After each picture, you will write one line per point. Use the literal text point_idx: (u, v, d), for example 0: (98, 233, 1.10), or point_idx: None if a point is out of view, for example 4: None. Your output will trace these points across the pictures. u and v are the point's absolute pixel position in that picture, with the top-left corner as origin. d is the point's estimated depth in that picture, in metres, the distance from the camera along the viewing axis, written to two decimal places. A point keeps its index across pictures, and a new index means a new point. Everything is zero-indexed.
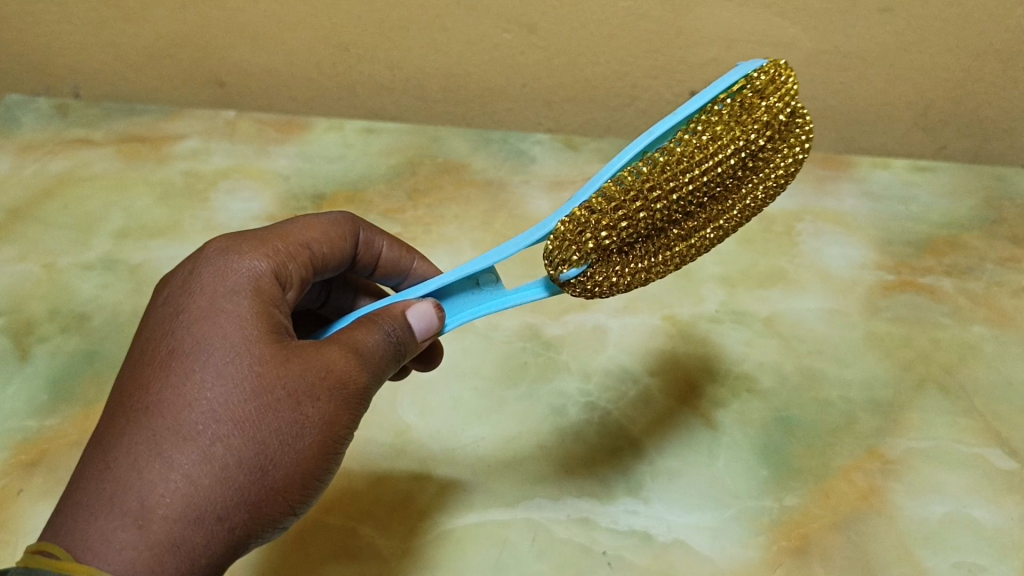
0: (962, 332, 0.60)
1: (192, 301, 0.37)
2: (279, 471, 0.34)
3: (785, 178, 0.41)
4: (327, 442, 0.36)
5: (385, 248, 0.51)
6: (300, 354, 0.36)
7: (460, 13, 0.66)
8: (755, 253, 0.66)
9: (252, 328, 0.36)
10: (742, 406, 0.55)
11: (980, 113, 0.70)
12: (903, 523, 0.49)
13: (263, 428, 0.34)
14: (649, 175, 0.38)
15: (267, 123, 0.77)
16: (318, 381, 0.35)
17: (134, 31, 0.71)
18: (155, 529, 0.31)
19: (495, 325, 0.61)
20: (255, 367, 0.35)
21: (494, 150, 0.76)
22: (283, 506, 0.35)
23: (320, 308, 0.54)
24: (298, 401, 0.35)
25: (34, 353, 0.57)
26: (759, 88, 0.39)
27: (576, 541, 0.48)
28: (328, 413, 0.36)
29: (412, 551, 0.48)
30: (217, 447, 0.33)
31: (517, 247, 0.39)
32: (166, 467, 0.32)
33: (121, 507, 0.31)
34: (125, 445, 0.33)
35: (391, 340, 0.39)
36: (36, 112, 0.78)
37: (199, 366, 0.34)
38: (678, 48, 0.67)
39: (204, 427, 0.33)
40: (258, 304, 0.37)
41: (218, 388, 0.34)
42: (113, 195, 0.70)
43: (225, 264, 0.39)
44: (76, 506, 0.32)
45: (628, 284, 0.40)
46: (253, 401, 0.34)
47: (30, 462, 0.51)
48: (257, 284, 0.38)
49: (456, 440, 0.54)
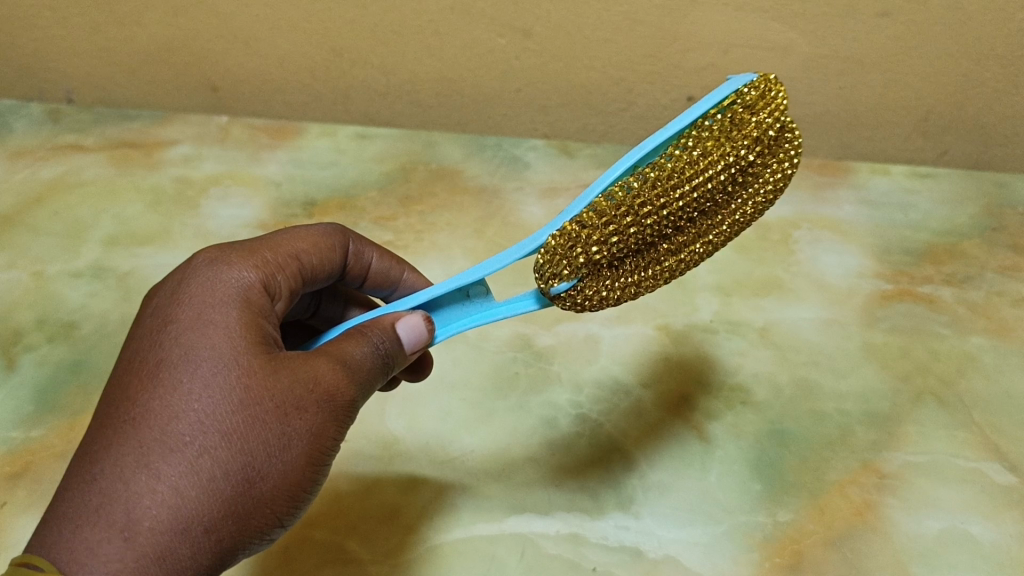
0: (960, 343, 0.59)
1: (180, 310, 0.36)
2: (266, 484, 0.33)
3: (774, 193, 0.40)
4: (315, 453, 0.35)
5: (374, 260, 0.50)
6: (288, 364, 0.35)
7: (454, 17, 0.65)
8: (751, 262, 0.65)
9: (240, 338, 0.35)
10: (736, 418, 0.54)
11: (981, 119, 0.69)
12: (898, 540, 0.48)
13: (250, 439, 0.33)
14: (640, 191, 0.37)
15: (260, 128, 0.77)
16: (306, 393, 0.35)
17: (127, 35, 0.70)
18: (141, 542, 0.30)
19: (486, 335, 0.60)
20: (243, 378, 0.34)
21: (488, 156, 0.75)
22: (270, 518, 0.34)
23: (310, 318, 0.53)
24: (286, 412, 0.34)
25: (21, 363, 0.57)
26: (749, 103, 0.38)
27: (565, 556, 0.48)
28: (317, 424, 0.35)
29: (398, 567, 0.47)
30: (203, 459, 0.32)
31: (510, 259, 0.39)
32: (152, 478, 0.31)
33: (107, 518, 0.31)
34: (111, 456, 0.32)
35: (380, 353, 0.39)
36: (28, 117, 0.77)
37: (187, 376, 0.34)
38: (674, 52, 0.66)
39: (190, 439, 0.32)
40: (246, 314, 0.36)
41: (205, 399, 0.33)
42: (103, 202, 0.70)
43: (214, 273, 0.38)
44: (61, 517, 0.31)
45: (618, 298, 0.39)
46: (241, 413, 0.33)
47: (14, 474, 0.51)
48: (246, 294, 0.38)
49: (445, 452, 0.53)
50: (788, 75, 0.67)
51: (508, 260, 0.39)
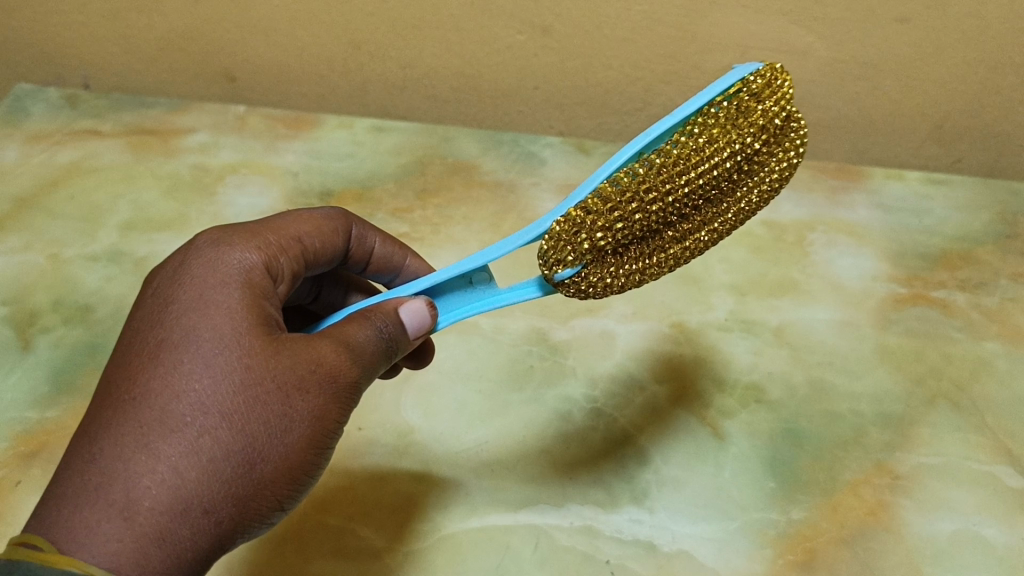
0: (974, 348, 0.59)
1: (182, 291, 0.36)
2: (267, 465, 0.33)
3: (779, 183, 0.40)
4: (317, 435, 0.35)
5: (377, 245, 0.50)
6: (289, 346, 0.35)
7: (474, 13, 0.65)
8: (766, 262, 0.65)
9: (242, 319, 0.35)
10: (750, 416, 0.54)
11: (996, 127, 0.70)
12: (911, 540, 0.49)
13: (252, 420, 0.33)
14: (645, 177, 0.37)
15: (277, 119, 0.77)
16: (308, 374, 0.35)
17: (146, 23, 0.70)
18: (140, 521, 0.30)
19: (501, 327, 0.60)
20: (245, 359, 0.34)
21: (504, 151, 0.75)
22: (271, 500, 0.34)
23: (311, 304, 0.53)
24: (288, 394, 0.34)
25: (36, 344, 0.57)
26: (755, 92, 0.38)
27: (579, 548, 0.48)
28: (318, 407, 0.35)
29: (411, 555, 0.47)
30: (204, 439, 0.32)
31: (513, 246, 0.38)
32: (152, 458, 0.31)
33: (106, 498, 0.31)
34: (111, 435, 0.32)
35: (383, 336, 0.38)
36: (46, 102, 0.77)
37: (188, 357, 0.34)
38: (693, 53, 0.66)
39: (191, 419, 0.32)
40: (248, 296, 0.36)
41: (205, 379, 0.33)
42: (120, 187, 0.70)
43: (216, 254, 0.38)
44: (59, 497, 0.31)
45: (623, 285, 0.40)
46: (242, 394, 0.33)
47: (29, 454, 0.51)
48: (248, 277, 0.38)
49: (460, 442, 0.53)
50: (805, 78, 0.68)
51: (511, 247, 0.39)
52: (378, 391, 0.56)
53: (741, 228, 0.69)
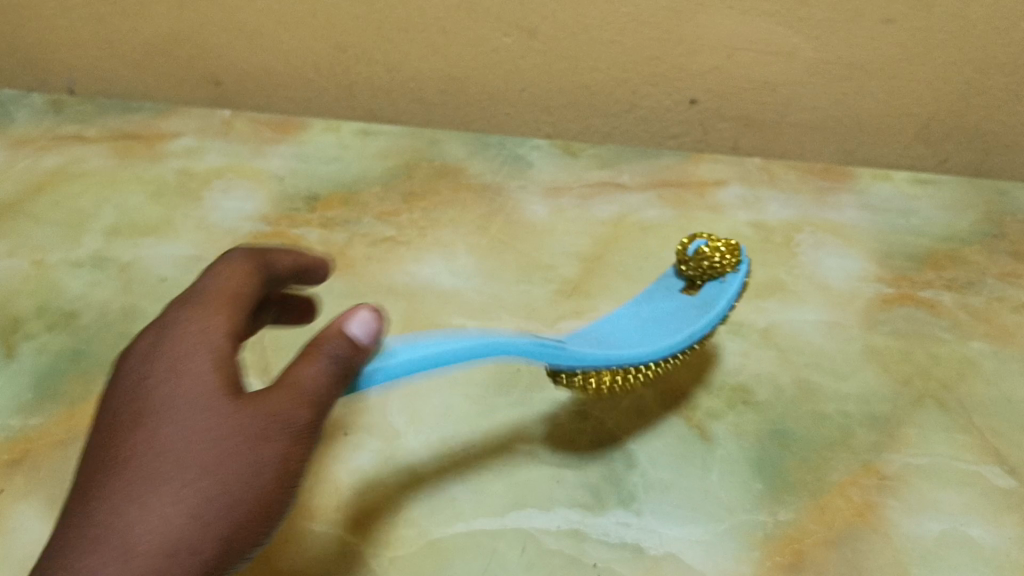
0: (961, 348, 0.59)
1: (155, 360, 0.36)
2: (248, 510, 0.33)
3: None
4: (291, 477, 0.35)
5: None
6: (257, 391, 0.35)
7: (460, 17, 0.66)
8: (753, 264, 0.65)
9: (209, 377, 0.35)
10: (737, 418, 0.54)
11: (983, 126, 0.70)
12: (899, 541, 0.48)
13: (227, 465, 0.33)
14: None
15: (263, 122, 0.77)
16: (278, 416, 0.34)
17: (132, 27, 0.71)
18: (137, 566, 0.31)
19: (486, 330, 0.60)
20: (212, 411, 0.34)
21: (492, 154, 0.75)
22: (251, 541, 0.34)
23: None
24: (257, 436, 0.34)
25: (20, 351, 0.56)
26: None
27: (566, 552, 0.47)
28: (288, 449, 0.34)
29: (398, 560, 0.47)
30: (185, 489, 0.32)
31: None
32: (140, 509, 0.32)
33: (99, 551, 0.31)
34: (96, 499, 0.32)
35: (342, 360, 0.37)
36: (30, 107, 0.77)
37: (164, 419, 0.34)
38: (679, 55, 0.67)
39: (171, 470, 0.32)
40: (220, 351, 0.36)
41: (180, 428, 0.33)
42: (105, 192, 0.69)
43: (182, 313, 0.37)
44: (53, 552, 0.31)
45: None
46: (217, 441, 0.33)
47: (12, 462, 0.50)
48: (216, 326, 0.37)
49: (447, 448, 0.53)
50: (792, 79, 0.69)
51: None
52: (365, 397, 0.55)
53: (727, 229, 0.69)
